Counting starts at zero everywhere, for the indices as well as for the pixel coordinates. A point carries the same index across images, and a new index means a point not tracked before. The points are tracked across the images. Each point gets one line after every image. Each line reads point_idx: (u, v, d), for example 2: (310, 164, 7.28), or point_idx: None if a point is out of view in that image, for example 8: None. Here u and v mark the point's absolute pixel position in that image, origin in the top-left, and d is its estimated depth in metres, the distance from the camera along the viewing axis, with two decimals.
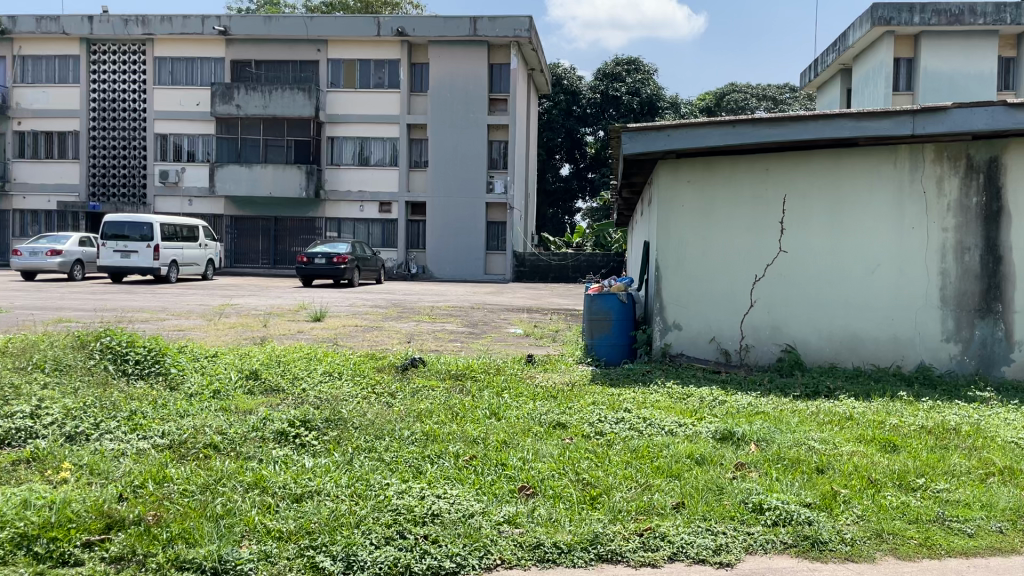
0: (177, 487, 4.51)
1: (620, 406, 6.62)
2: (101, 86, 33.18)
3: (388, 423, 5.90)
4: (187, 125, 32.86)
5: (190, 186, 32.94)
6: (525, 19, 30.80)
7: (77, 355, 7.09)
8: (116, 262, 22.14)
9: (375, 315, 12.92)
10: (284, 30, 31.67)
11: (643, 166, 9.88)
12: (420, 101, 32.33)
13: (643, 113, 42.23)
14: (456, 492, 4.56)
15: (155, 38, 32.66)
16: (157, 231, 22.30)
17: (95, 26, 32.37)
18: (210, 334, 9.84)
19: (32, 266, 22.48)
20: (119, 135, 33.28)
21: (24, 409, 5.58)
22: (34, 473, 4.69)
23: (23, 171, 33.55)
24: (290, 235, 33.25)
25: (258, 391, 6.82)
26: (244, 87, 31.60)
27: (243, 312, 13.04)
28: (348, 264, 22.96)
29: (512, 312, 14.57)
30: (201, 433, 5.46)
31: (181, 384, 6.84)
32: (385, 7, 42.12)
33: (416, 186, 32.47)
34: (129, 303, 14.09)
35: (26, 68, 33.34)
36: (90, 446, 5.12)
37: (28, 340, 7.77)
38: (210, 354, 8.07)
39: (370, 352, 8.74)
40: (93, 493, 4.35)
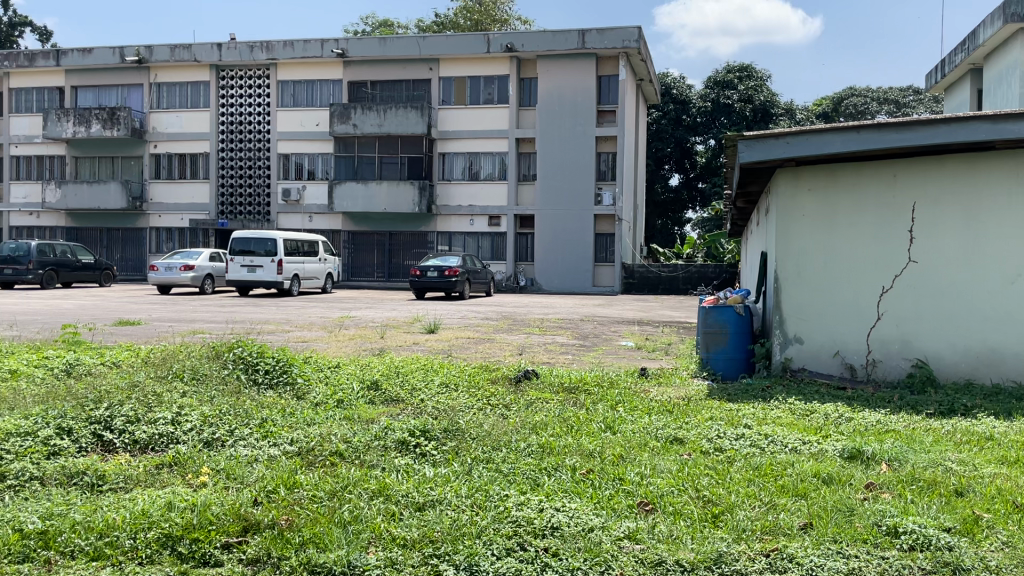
0: (306, 493, 4.69)
1: (739, 422, 6.44)
2: (229, 110, 35.08)
3: (505, 434, 5.95)
4: (308, 145, 34.30)
5: (310, 204, 34.34)
6: (634, 29, 30.61)
7: (212, 365, 7.49)
8: (243, 276, 23.29)
9: (487, 328, 13.07)
10: (398, 50, 32.70)
11: (758, 175, 9.62)
12: (529, 116, 32.62)
13: (756, 120, 41.42)
14: (575, 506, 4.55)
15: (278, 62, 34.29)
16: (281, 246, 23.35)
17: (224, 53, 34.28)
18: (332, 345, 10.22)
19: (167, 281, 23.92)
20: (245, 156, 35.05)
21: (166, 415, 5.93)
22: (176, 477, 4.97)
23: (159, 192, 35.79)
24: (403, 249, 34.07)
25: (379, 401, 7.03)
26: (361, 107, 32.78)
27: (361, 324, 13.47)
28: (459, 276, 23.39)
29: (622, 325, 14.45)
30: (327, 441, 5.67)
31: (307, 394, 7.10)
32: (494, 24, 42.87)
33: (525, 200, 32.74)
34: (255, 316, 14.81)
35: (161, 95, 35.61)
36: (226, 452, 5.40)
37: (168, 350, 8.29)
38: (333, 365, 8.37)
39: (484, 364, 8.87)
40: (230, 496, 4.58)
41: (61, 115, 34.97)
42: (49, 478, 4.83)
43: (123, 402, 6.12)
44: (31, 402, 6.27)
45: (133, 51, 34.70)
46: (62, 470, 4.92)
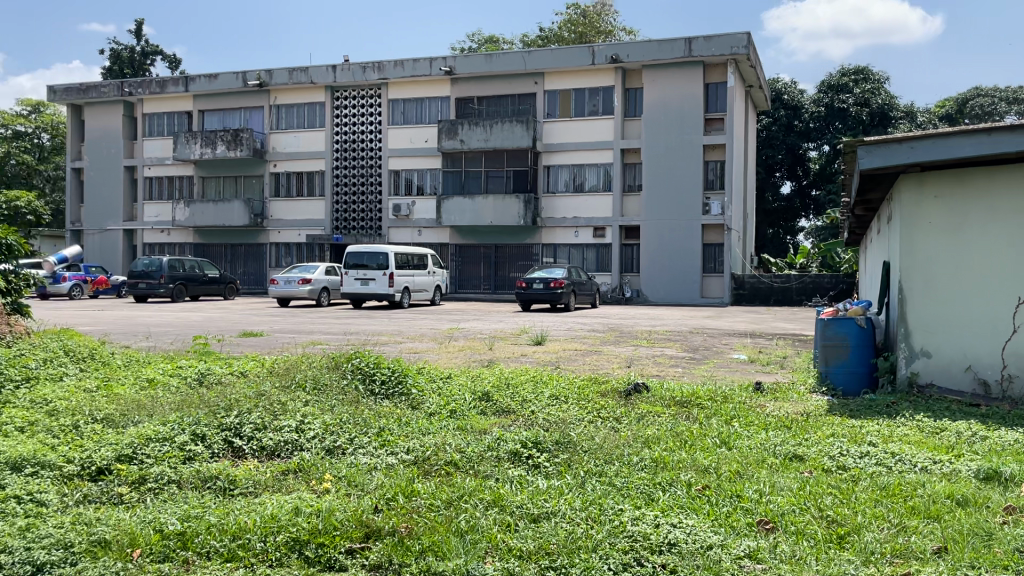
0: (424, 501, 4.80)
1: (862, 439, 6.18)
2: (343, 129, 36.38)
3: (617, 448, 5.91)
4: (417, 161, 35.18)
5: (419, 218, 35.21)
6: (743, 35, 29.94)
7: (332, 374, 7.78)
8: (356, 289, 24.04)
9: (595, 340, 13.01)
10: (504, 65, 33.07)
11: (879, 182, 9.25)
12: (635, 126, 32.40)
13: (873, 124, 39.52)
14: (693, 522, 4.47)
15: (389, 82, 35.37)
16: (392, 260, 24.03)
17: (338, 75, 35.59)
18: (442, 356, 10.41)
19: (286, 294, 25.00)
20: (358, 173, 36.27)
21: (291, 424, 6.20)
22: (301, 483, 5.19)
23: (278, 209, 37.46)
24: (508, 262, 34.32)
25: (490, 412, 7.11)
26: (467, 122, 33.42)
27: (470, 335, 13.67)
28: (564, 288, 23.41)
29: (733, 337, 14.09)
30: (442, 451, 5.79)
31: (421, 404, 7.27)
32: (598, 36, 42.90)
33: (630, 210, 32.53)
34: (370, 327, 15.27)
35: (280, 116, 37.28)
36: (347, 460, 5.60)
37: (290, 361, 8.64)
38: (445, 375, 8.53)
39: (593, 376, 8.83)
40: (352, 503, 4.74)
41: (190, 137, 37.13)
42: (186, 482, 5.12)
43: (250, 410, 6.43)
44: (168, 409, 6.66)
45: (254, 75, 36.53)
46: (196, 474, 5.20)
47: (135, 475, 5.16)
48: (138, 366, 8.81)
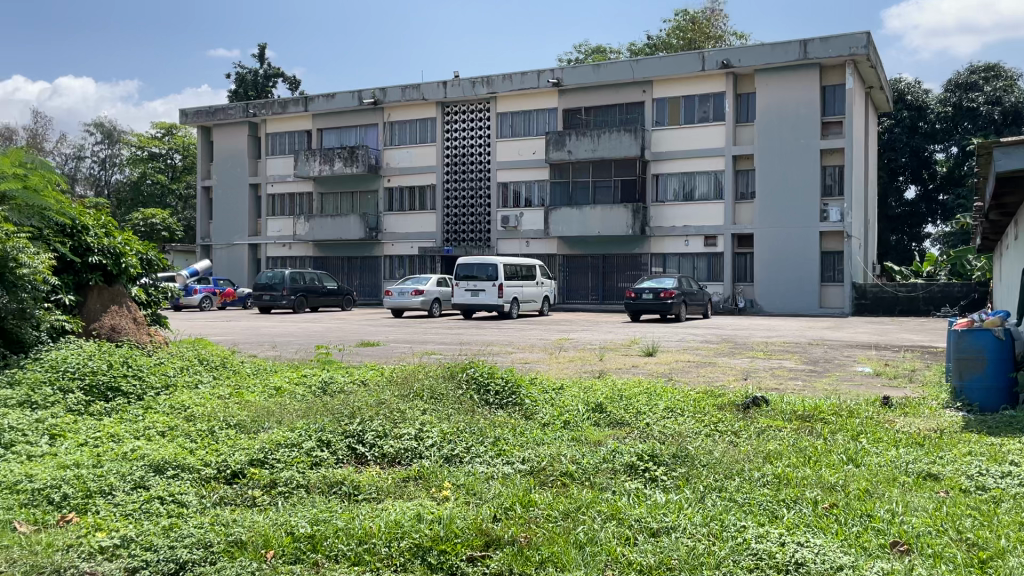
0: (543, 512, 4.82)
1: (1004, 459, 5.79)
2: (453, 143, 37.14)
3: (737, 463, 5.77)
4: (526, 173, 35.49)
5: (527, 230, 35.50)
6: (862, 35, 28.80)
7: (448, 384, 7.93)
8: (467, 299, 24.44)
9: (708, 351, 12.75)
10: (612, 75, 33.01)
11: (1017, 186, 8.72)
12: (747, 131, 31.66)
13: (1005, 124, 36.64)
14: (821, 542, 4.31)
15: (498, 96, 35.85)
16: (501, 271, 24.29)
17: (449, 90, 36.40)
18: (554, 366, 10.44)
19: (400, 305, 25.66)
20: (468, 187, 36.90)
21: (410, 432, 6.37)
22: (421, 490, 5.31)
23: (392, 223, 38.53)
24: (617, 271, 34.08)
25: (604, 424, 7.08)
26: (575, 133, 33.50)
27: (580, 346, 13.66)
28: (675, 298, 23.06)
29: (856, 350, 13.50)
30: (557, 462, 5.80)
31: (535, 414, 7.31)
32: (709, 41, 42.16)
33: (742, 218, 31.77)
34: (482, 338, 15.48)
35: (394, 132, 38.41)
36: (465, 469, 5.69)
37: (407, 370, 8.85)
38: (557, 386, 8.53)
39: (709, 389, 8.64)
40: (472, 512, 4.81)
41: (309, 155, 38.77)
42: (313, 486, 5.33)
43: (372, 418, 6.64)
44: (295, 416, 6.96)
45: (370, 93, 37.78)
46: (323, 480, 5.41)
47: (266, 479, 5.42)
48: (265, 374, 9.24)
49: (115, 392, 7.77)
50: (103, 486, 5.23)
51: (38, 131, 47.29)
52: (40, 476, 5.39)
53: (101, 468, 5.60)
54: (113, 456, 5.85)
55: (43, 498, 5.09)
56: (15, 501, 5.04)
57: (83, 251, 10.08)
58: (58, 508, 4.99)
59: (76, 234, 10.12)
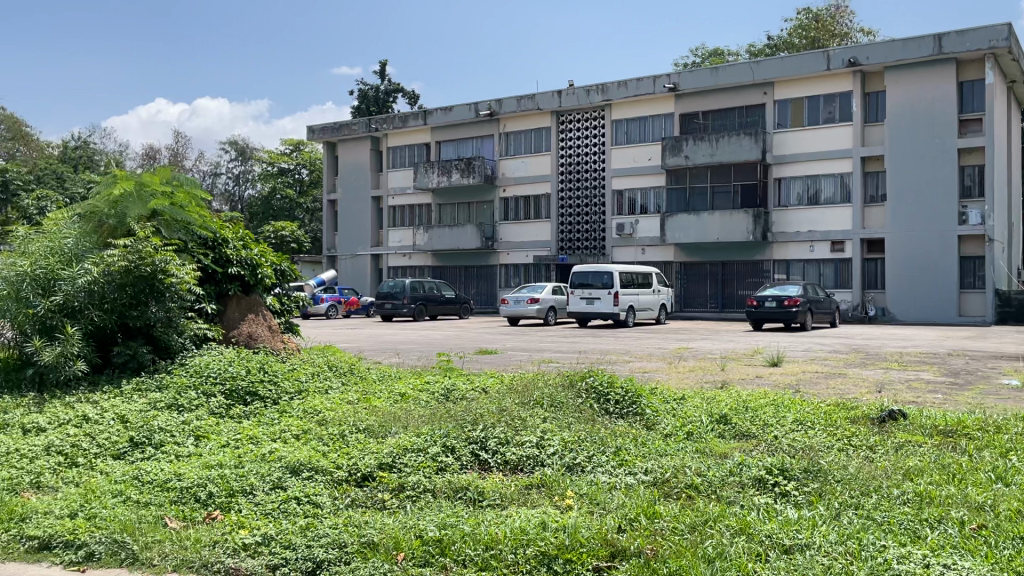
0: (668, 524, 4.74)
1: None
2: (568, 152, 37.20)
3: (873, 479, 5.51)
4: (642, 180, 35.16)
5: (643, 237, 35.12)
6: (1003, 27, 27.11)
7: (568, 393, 7.94)
8: (582, 307, 24.41)
9: (837, 362, 12.20)
10: (731, 77, 32.29)
11: None
12: (876, 132, 30.28)
13: None
14: (969, 565, 4.05)
15: (613, 103, 35.76)
16: (617, 279, 24.12)
17: (564, 99, 36.59)
18: (674, 376, 10.27)
19: (516, 313, 25.93)
20: (583, 195, 36.88)
21: (532, 439, 6.41)
22: (544, 498, 5.33)
23: (508, 232, 38.94)
24: (737, 279, 33.19)
25: (730, 436, 6.90)
26: (692, 138, 32.93)
27: (700, 355, 13.38)
28: (799, 307, 22.26)
29: (1002, 361, 12.58)
30: (682, 473, 5.70)
31: (656, 424, 7.21)
32: (833, 39, 40.59)
33: (872, 222, 30.35)
34: (599, 346, 15.40)
35: (509, 142, 38.89)
36: (588, 478, 5.68)
37: (527, 378, 8.90)
38: (679, 397, 8.37)
39: (841, 401, 8.28)
40: (596, 522, 4.77)
41: (428, 167, 39.84)
42: (439, 491, 5.44)
43: (494, 425, 6.72)
44: (420, 422, 7.14)
45: (486, 105, 38.52)
46: (449, 485, 5.52)
47: (395, 483, 5.58)
48: (391, 381, 9.51)
49: (253, 397, 8.19)
50: (244, 486, 5.52)
51: (178, 150, 50.61)
52: (188, 475, 5.75)
53: (242, 468, 5.92)
54: (253, 457, 6.18)
55: (190, 495, 5.42)
56: (166, 498, 5.40)
57: (223, 262, 10.71)
58: (205, 505, 5.31)
59: (217, 246, 10.77)
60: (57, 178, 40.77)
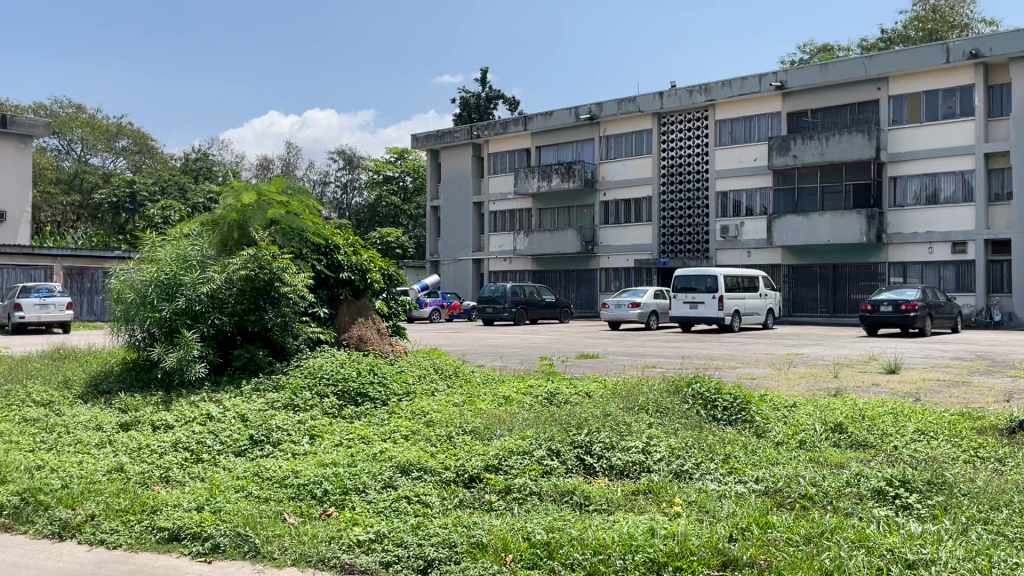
0: (782, 535, 4.61)
1: None
2: (669, 154, 36.69)
3: (1004, 493, 5.19)
4: (747, 181, 34.33)
5: (749, 239, 34.27)
6: None
7: (673, 399, 7.84)
8: (685, 312, 24.03)
9: (961, 369, 11.56)
10: (842, 74, 31.15)
11: None
12: (1002, 127, 28.60)
13: None
14: None
15: (716, 103, 35.04)
16: (721, 282, 23.62)
17: (666, 101, 36.16)
18: (784, 383, 9.98)
19: (617, 317, 25.77)
20: (686, 198, 36.28)
21: (638, 445, 6.36)
22: (652, 505, 5.27)
23: (608, 235, 38.73)
24: (849, 282, 31.92)
25: (846, 446, 6.66)
26: (801, 137, 31.90)
27: (811, 361, 12.95)
28: (918, 311, 21.24)
29: None
30: (795, 483, 5.53)
31: (767, 432, 7.02)
32: (952, 31, 38.59)
33: (998, 222, 28.66)
34: (704, 351, 15.12)
35: (610, 145, 38.69)
36: (696, 485, 5.59)
37: (631, 383, 8.83)
38: (790, 405, 8.12)
39: (966, 411, 7.84)
40: (706, 530, 4.68)
41: (528, 172, 40.08)
42: (545, 494, 5.47)
43: (598, 429, 6.71)
44: (526, 424, 7.19)
45: (586, 109, 38.47)
46: (555, 489, 5.54)
47: (502, 485, 5.63)
48: (494, 383, 9.62)
49: (364, 398, 8.45)
50: (357, 484, 5.69)
51: (290, 160, 52.66)
52: (304, 473, 5.97)
53: (355, 467, 6.10)
54: (365, 456, 6.36)
55: (306, 492, 5.64)
56: (284, 494, 5.62)
57: (335, 267, 11.11)
58: (320, 502, 5.51)
59: (329, 252, 11.17)
60: (179, 188, 43.05)
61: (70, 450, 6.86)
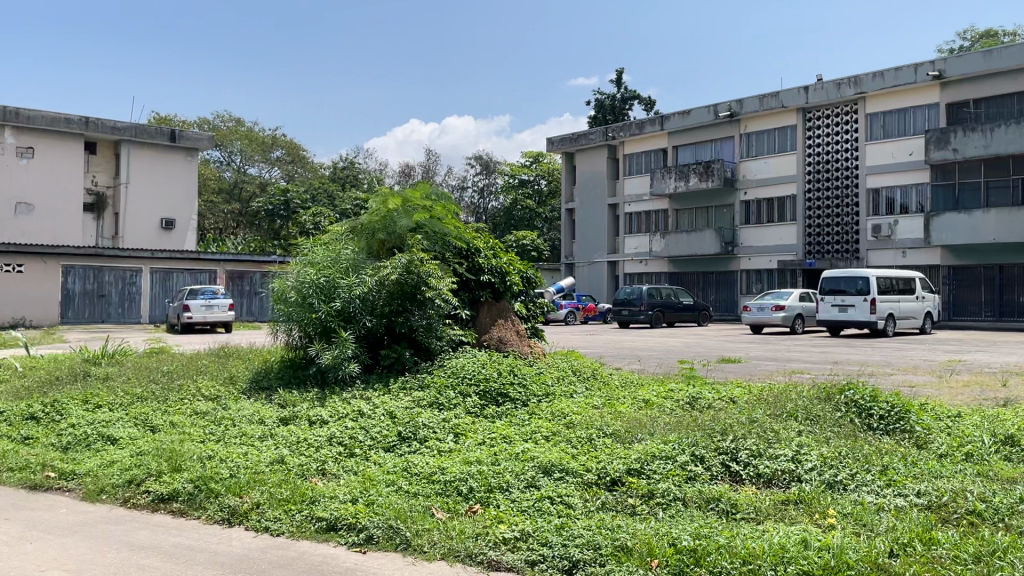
0: (948, 552, 4.32)
1: None
2: (815, 150, 35.19)
3: None
4: (900, 177, 32.39)
5: (903, 238, 32.29)
6: None
7: (825, 406, 7.53)
8: (833, 316, 22.95)
9: None
10: (1008, 60, 28.93)
11: None
12: None
13: None
14: None
15: (866, 96, 33.24)
16: (873, 284, 22.35)
17: (811, 95, 34.74)
18: (946, 392, 9.32)
19: (760, 320, 24.97)
20: (833, 195, 34.63)
21: (787, 453, 6.14)
22: (804, 515, 5.07)
23: (749, 236, 37.56)
24: (1018, 284, 29.52)
25: (1018, 460, 6.17)
26: (962, 129, 29.78)
27: (975, 369, 12.05)
28: None
29: None
30: (962, 498, 5.16)
31: (928, 443, 6.60)
32: None
33: None
34: (856, 357, 14.40)
35: (751, 143, 37.52)
36: (851, 497, 5.34)
37: (777, 389, 8.55)
38: (954, 415, 7.59)
39: None
40: (863, 543, 4.46)
41: (665, 172, 39.49)
42: (690, 501, 5.37)
43: (744, 436, 6.52)
44: (667, 429, 7.09)
45: (726, 106, 37.53)
46: (700, 495, 5.43)
47: (644, 489, 5.58)
48: (634, 387, 9.53)
49: (504, 398, 8.59)
50: (500, 482, 5.79)
51: (430, 166, 54.29)
52: (450, 469, 6.15)
53: (498, 466, 6.21)
54: (507, 455, 6.47)
55: (452, 488, 5.80)
56: (431, 489, 5.80)
57: (476, 270, 11.37)
58: (465, 499, 5.65)
59: (470, 256, 11.41)
60: (328, 196, 45.15)
61: (237, 442, 7.37)
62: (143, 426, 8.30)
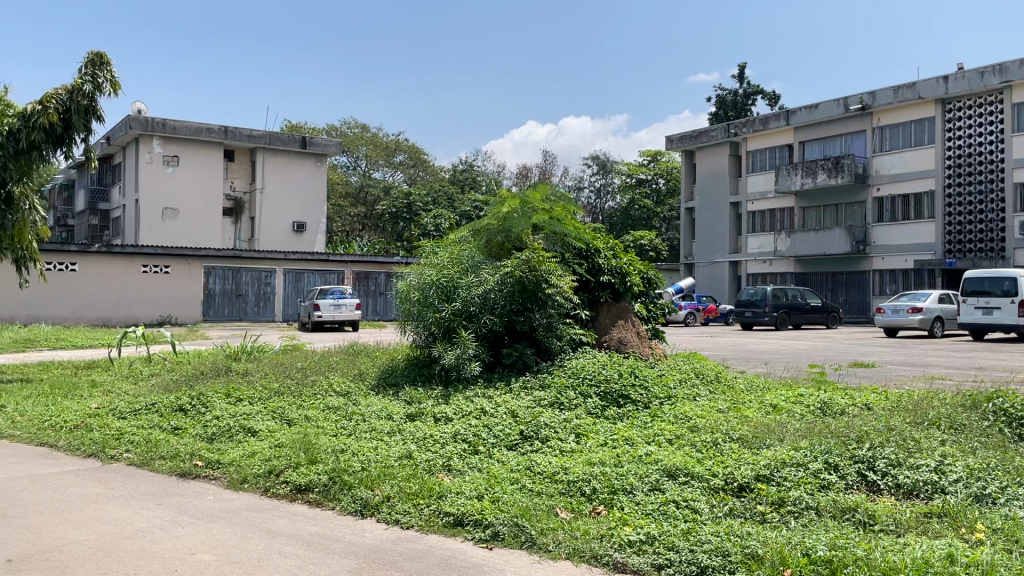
0: None
1: None
2: (955, 143, 33.09)
3: None
4: None
5: None
6: None
7: (970, 415, 7.09)
8: (977, 318, 21.49)
9: None
10: None
11: None
12: None
13: None
14: None
15: (1014, 84, 30.97)
16: (1022, 285, 20.79)
17: (951, 85, 32.66)
18: None
19: (894, 323, 23.72)
20: (975, 191, 32.46)
21: (928, 464, 5.81)
22: (948, 529, 4.79)
23: (883, 234, 35.77)
24: None
25: None
26: None
27: None
28: None
29: None
30: None
31: None
32: None
33: None
34: (1002, 363, 13.49)
35: (884, 136, 35.62)
36: (1001, 511, 4.99)
37: (918, 396, 8.10)
38: None
39: None
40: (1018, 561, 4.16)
41: (791, 169, 38.16)
42: (824, 510, 5.17)
43: (882, 444, 6.23)
44: (796, 435, 6.85)
45: (856, 99, 35.85)
46: (834, 504, 5.22)
47: (775, 497, 5.41)
48: (761, 391, 9.25)
49: (625, 399, 8.53)
50: (624, 484, 5.76)
51: (547, 167, 54.63)
52: (574, 469, 6.16)
53: (622, 468, 6.18)
54: (631, 457, 6.42)
55: (576, 489, 5.81)
56: (556, 489, 5.83)
57: (595, 271, 11.33)
58: (589, 500, 5.65)
59: (590, 256, 11.38)
60: (448, 198, 46.20)
61: (367, 436, 7.65)
62: (280, 419, 8.75)
